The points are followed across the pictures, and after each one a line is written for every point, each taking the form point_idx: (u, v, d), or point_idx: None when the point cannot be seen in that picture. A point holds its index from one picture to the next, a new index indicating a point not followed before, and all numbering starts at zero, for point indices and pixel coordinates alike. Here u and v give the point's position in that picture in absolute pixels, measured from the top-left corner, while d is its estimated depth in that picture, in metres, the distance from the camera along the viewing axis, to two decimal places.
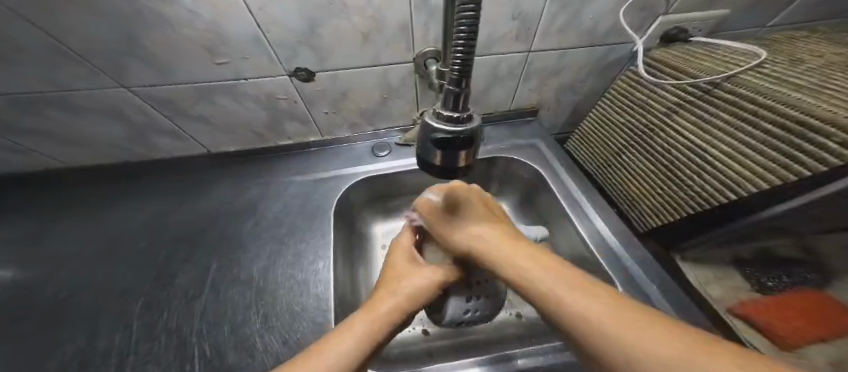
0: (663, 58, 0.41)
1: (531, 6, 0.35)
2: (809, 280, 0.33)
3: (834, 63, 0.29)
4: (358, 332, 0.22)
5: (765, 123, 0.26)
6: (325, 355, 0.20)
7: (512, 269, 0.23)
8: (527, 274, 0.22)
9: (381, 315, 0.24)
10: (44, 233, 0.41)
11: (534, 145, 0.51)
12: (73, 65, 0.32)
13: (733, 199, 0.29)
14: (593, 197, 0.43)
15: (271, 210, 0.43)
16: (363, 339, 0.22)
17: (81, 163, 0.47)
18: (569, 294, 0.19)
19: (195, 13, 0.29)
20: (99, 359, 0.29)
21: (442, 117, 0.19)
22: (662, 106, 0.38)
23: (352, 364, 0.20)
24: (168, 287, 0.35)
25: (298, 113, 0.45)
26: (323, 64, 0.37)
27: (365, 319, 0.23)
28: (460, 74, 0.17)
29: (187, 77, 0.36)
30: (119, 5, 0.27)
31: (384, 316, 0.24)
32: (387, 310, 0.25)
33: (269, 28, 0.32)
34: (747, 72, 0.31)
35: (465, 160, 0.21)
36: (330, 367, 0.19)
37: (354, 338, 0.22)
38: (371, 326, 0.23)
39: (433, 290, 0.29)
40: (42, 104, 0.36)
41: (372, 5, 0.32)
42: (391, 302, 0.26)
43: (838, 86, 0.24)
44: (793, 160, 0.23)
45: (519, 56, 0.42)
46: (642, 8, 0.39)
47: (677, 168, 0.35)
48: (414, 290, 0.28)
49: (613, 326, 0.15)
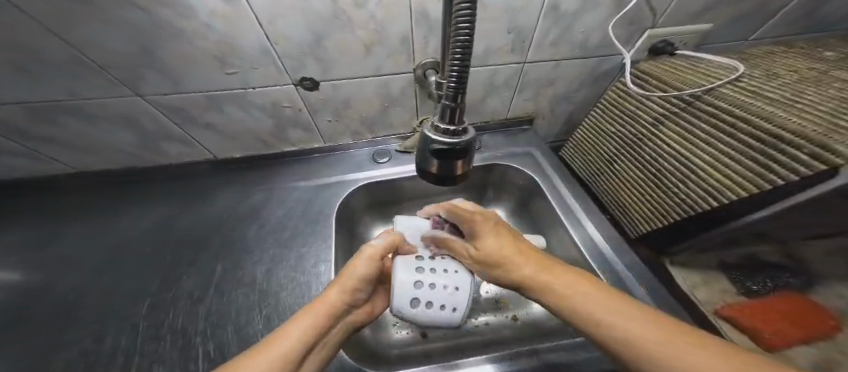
0: (650, 70, 0.43)
1: (525, 21, 0.37)
2: (791, 284, 0.35)
3: (806, 78, 0.31)
4: (303, 322, 0.24)
5: (742, 135, 0.28)
6: (280, 344, 0.22)
7: (572, 309, 0.24)
8: (578, 309, 0.23)
9: (328, 304, 0.26)
10: (53, 237, 0.42)
11: (529, 153, 0.53)
12: (91, 75, 0.34)
13: (716, 206, 0.30)
14: (587, 203, 0.45)
15: (274, 214, 0.44)
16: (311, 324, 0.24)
17: (91, 169, 0.48)
18: (624, 323, 0.21)
19: (209, 26, 0.31)
20: (106, 359, 0.30)
21: (440, 129, 0.21)
22: (649, 116, 0.40)
23: (303, 348, 0.23)
24: (174, 289, 0.36)
25: (302, 120, 0.46)
26: (327, 74, 0.39)
27: (315, 308, 0.26)
28: (456, 90, 0.19)
29: (198, 86, 0.38)
30: (140, 19, 0.29)
31: (333, 303, 0.27)
32: (333, 301, 0.27)
33: (278, 40, 0.34)
34: (727, 86, 0.33)
35: (460, 168, 0.22)
36: (284, 353, 0.21)
37: (301, 330, 0.23)
38: (316, 316, 0.25)
39: (376, 267, 0.31)
40: (58, 112, 0.38)
41: (375, 19, 0.34)
42: (337, 293, 0.28)
43: (808, 101, 0.26)
44: (768, 169, 0.25)
45: (515, 67, 0.44)
46: (630, 23, 0.42)
47: (665, 176, 0.37)
48: (359, 276, 0.29)
49: (670, 352, 0.19)
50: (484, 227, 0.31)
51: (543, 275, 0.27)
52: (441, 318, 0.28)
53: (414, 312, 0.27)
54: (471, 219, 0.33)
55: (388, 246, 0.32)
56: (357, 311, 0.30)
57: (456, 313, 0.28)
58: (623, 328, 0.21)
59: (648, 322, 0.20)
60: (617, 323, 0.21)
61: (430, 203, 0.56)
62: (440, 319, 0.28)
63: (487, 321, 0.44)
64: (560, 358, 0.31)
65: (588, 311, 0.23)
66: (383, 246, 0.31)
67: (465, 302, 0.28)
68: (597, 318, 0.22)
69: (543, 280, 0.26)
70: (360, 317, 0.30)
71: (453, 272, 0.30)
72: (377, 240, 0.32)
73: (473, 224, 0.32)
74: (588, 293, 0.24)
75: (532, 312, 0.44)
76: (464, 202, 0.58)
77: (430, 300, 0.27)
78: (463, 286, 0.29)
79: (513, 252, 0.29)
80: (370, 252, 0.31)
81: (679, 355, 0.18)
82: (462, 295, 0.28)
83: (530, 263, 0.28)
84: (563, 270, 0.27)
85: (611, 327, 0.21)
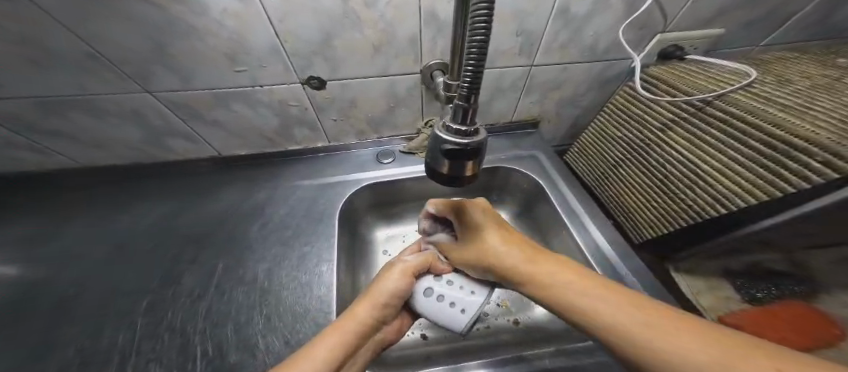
0: (660, 75, 0.42)
1: (533, 24, 0.37)
2: (796, 293, 0.35)
3: (818, 85, 0.31)
4: (331, 338, 0.24)
5: (752, 141, 0.28)
6: (314, 353, 0.22)
7: (531, 284, 0.25)
8: (538, 280, 0.25)
9: (353, 323, 0.26)
10: (53, 232, 0.42)
11: (534, 156, 0.53)
12: (101, 70, 0.34)
13: (724, 213, 0.30)
14: (591, 208, 0.44)
15: (278, 213, 0.44)
16: (345, 337, 0.24)
17: (93, 164, 0.48)
18: (581, 296, 0.22)
19: (221, 23, 0.31)
20: (102, 356, 0.30)
21: (451, 129, 0.21)
22: (657, 122, 0.40)
23: (340, 357, 0.23)
24: (174, 287, 0.35)
25: (308, 119, 0.46)
26: (335, 73, 0.39)
27: (346, 324, 0.25)
28: (469, 91, 0.18)
29: (206, 84, 0.38)
30: (152, 16, 0.29)
31: (365, 319, 0.26)
32: (359, 317, 0.26)
33: (286, 38, 0.34)
34: (738, 91, 0.33)
35: (470, 169, 0.22)
36: (323, 359, 0.22)
37: (327, 348, 0.23)
38: (342, 338, 0.24)
39: (409, 283, 0.31)
40: (66, 106, 0.38)
41: (385, 19, 0.34)
42: (363, 312, 0.27)
43: (822, 108, 0.26)
44: (778, 176, 0.25)
45: (522, 70, 0.44)
46: (640, 28, 0.42)
47: (671, 181, 0.37)
48: (390, 292, 0.29)
49: (621, 319, 0.19)
50: (479, 214, 0.32)
51: (506, 256, 0.27)
52: (450, 318, 0.29)
53: (424, 303, 0.31)
54: (460, 209, 0.33)
55: (422, 265, 0.32)
56: (385, 329, 0.30)
57: (463, 314, 0.29)
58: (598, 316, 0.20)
59: (598, 295, 0.21)
60: (574, 297, 0.22)
61: None
62: (448, 320, 0.29)
63: (486, 323, 0.43)
64: (563, 363, 0.30)
65: (546, 286, 0.24)
66: (417, 265, 0.32)
67: (476, 306, 0.30)
68: (554, 291, 0.23)
69: (534, 276, 0.25)
70: (384, 335, 0.30)
71: (472, 279, 0.32)
72: (412, 259, 0.32)
73: (463, 212, 0.32)
74: (542, 268, 0.25)
75: (533, 316, 0.44)
76: None
77: (442, 294, 0.30)
78: (478, 294, 0.31)
79: (485, 233, 0.30)
80: (404, 270, 0.31)
81: (617, 322, 0.19)
82: (470, 299, 0.30)
83: (513, 249, 0.28)
84: (540, 252, 0.27)
85: (566, 298, 0.22)
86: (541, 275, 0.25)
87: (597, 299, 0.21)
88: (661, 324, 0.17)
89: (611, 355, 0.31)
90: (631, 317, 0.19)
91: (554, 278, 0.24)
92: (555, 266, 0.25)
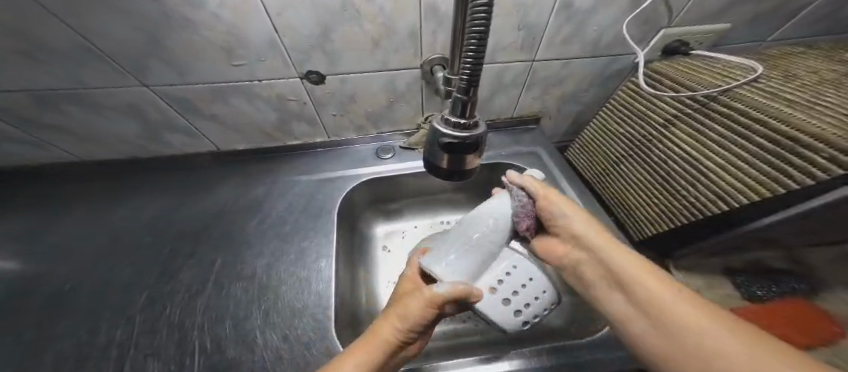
0: (664, 70, 0.42)
1: (536, 18, 0.36)
2: (797, 290, 0.35)
3: (826, 80, 0.30)
4: (357, 357, 0.24)
5: (757, 137, 0.27)
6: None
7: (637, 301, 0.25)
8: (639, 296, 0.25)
9: (376, 350, 0.24)
10: (50, 227, 0.42)
11: (535, 153, 0.52)
12: (97, 64, 0.34)
13: (727, 210, 0.30)
14: (592, 205, 0.44)
15: (276, 208, 0.44)
16: (371, 355, 0.24)
17: (91, 159, 0.48)
18: (678, 307, 0.22)
19: (217, 17, 0.31)
20: (100, 352, 0.30)
21: (450, 123, 0.20)
22: (660, 118, 0.39)
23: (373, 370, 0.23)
24: (172, 281, 0.36)
25: (307, 113, 0.46)
26: (334, 68, 0.39)
27: (371, 344, 0.25)
28: (469, 83, 0.18)
29: (204, 78, 0.37)
30: (148, 10, 0.29)
31: (388, 339, 0.26)
32: (379, 343, 0.25)
33: (284, 31, 0.33)
34: (743, 87, 0.32)
35: (469, 164, 0.22)
36: None
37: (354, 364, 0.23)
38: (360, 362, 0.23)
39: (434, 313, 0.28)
40: (63, 100, 0.38)
41: (385, 13, 0.33)
42: (381, 340, 0.25)
43: (829, 103, 0.25)
44: (783, 173, 0.24)
45: (523, 65, 0.44)
46: (644, 22, 0.41)
47: (675, 178, 0.36)
48: (413, 318, 0.27)
49: (700, 326, 0.20)
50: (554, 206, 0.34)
51: (640, 279, 0.26)
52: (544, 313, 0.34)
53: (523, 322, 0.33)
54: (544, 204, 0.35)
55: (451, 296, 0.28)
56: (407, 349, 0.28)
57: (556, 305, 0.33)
58: (694, 327, 0.20)
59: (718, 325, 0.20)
60: (664, 309, 0.23)
61: (433, 201, 0.56)
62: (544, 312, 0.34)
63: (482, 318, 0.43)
64: (563, 359, 0.30)
65: (643, 301, 0.24)
66: (445, 296, 0.27)
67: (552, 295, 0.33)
68: (651, 302, 0.24)
69: (643, 297, 0.25)
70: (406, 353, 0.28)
71: (533, 283, 0.33)
72: (441, 288, 0.28)
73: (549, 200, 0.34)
74: (652, 288, 0.24)
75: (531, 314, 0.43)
76: (467, 200, 0.57)
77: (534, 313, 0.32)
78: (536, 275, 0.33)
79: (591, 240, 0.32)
80: (429, 300, 0.28)
81: (702, 331, 0.20)
82: (551, 296, 0.33)
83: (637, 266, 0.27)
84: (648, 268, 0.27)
85: (664, 308, 0.23)
86: (642, 288, 0.25)
87: (690, 311, 0.21)
88: (706, 313, 0.21)
89: (610, 351, 0.31)
90: (715, 329, 0.20)
91: (646, 282, 0.25)
92: (659, 283, 0.25)
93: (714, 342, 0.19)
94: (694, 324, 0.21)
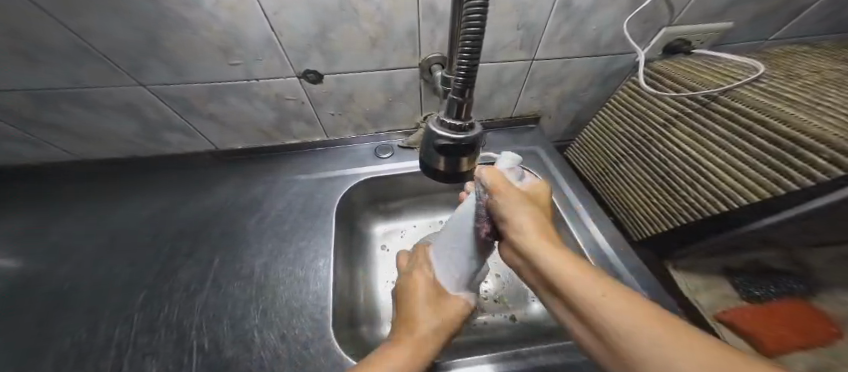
0: (665, 70, 0.41)
1: (536, 16, 0.36)
2: (795, 290, 0.35)
3: (829, 80, 0.30)
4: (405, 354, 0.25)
5: (757, 138, 0.27)
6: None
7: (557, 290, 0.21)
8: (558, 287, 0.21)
9: (421, 350, 0.26)
10: (50, 226, 0.42)
11: (534, 152, 0.52)
12: (95, 63, 0.34)
13: (726, 211, 0.30)
14: (592, 205, 0.44)
15: (275, 207, 0.44)
16: (414, 353, 0.25)
17: (91, 158, 0.48)
18: (598, 296, 0.19)
19: (213, 16, 0.30)
20: (99, 351, 0.30)
21: (445, 124, 0.20)
22: (661, 117, 0.39)
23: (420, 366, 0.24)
24: (171, 281, 0.36)
25: (305, 113, 0.46)
26: (332, 67, 0.39)
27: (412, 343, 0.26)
28: (464, 84, 0.18)
29: (201, 77, 0.37)
30: (144, 10, 0.29)
31: (425, 341, 0.27)
32: (421, 341, 0.26)
33: (282, 31, 0.33)
34: (745, 86, 0.32)
35: (466, 165, 0.22)
36: None
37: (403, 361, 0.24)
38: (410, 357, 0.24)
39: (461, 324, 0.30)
40: (61, 100, 0.38)
41: (383, 12, 0.33)
42: (420, 337, 0.26)
43: (831, 103, 0.25)
44: (784, 174, 0.24)
45: (523, 64, 0.43)
46: (645, 21, 0.40)
47: (674, 178, 0.36)
48: (446, 327, 0.28)
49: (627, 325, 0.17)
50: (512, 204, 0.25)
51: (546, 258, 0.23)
52: None
53: None
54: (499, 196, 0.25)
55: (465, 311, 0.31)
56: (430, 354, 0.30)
57: None
58: (618, 324, 0.17)
59: (634, 316, 0.17)
60: (576, 297, 0.20)
61: (432, 200, 0.56)
62: None
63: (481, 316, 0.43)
64: (561, 359, 0.30)
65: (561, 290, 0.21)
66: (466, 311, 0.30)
67: None
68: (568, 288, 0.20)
69: (559, 284, 0.21)
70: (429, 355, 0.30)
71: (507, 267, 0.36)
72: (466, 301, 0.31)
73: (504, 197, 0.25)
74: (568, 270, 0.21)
75: (531, 312, 0.44)
76: None
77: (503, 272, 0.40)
78: None
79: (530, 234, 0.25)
80: (458, 311, 0.30)
81: (627, 325, 0.17)
82: None
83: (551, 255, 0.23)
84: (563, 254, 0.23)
85: (581, 296, 0.19)
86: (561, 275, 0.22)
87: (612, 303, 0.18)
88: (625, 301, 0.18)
89: None
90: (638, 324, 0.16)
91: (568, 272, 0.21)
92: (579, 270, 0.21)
93: (646, 345, 0.15)
94: (615, 322, 0.17)
